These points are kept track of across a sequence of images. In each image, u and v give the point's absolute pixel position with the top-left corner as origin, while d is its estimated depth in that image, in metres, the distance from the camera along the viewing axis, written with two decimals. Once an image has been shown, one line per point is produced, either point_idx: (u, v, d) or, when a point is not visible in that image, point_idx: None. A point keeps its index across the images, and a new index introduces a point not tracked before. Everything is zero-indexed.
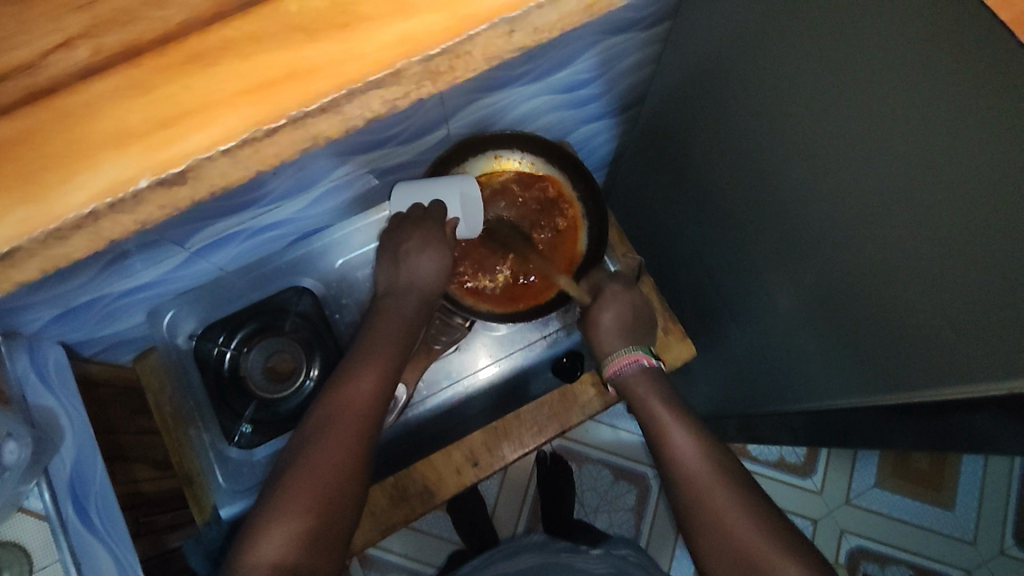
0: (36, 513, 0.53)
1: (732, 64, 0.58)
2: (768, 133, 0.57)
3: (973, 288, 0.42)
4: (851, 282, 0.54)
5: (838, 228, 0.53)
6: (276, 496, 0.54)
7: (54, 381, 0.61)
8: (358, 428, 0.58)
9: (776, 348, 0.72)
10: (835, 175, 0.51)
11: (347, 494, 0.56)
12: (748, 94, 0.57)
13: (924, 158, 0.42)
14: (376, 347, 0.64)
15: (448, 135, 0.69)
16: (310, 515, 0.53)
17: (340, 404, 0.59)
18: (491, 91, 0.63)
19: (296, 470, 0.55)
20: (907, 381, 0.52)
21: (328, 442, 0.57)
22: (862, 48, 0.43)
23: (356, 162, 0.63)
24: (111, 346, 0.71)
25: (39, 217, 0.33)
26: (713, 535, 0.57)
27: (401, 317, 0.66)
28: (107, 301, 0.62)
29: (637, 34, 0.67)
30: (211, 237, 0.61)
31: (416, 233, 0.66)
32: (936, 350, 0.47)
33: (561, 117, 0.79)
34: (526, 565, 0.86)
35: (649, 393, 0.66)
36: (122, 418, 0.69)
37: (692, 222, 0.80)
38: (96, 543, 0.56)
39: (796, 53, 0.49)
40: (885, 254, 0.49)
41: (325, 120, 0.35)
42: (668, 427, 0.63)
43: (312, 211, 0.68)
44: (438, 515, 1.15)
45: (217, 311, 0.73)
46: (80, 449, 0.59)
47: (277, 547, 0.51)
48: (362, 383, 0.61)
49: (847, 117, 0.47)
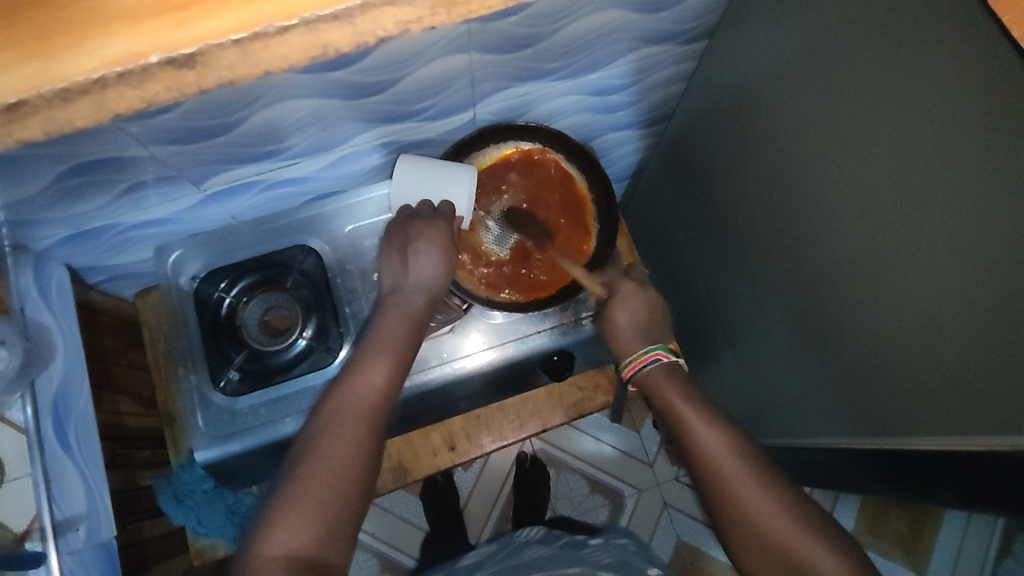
0: (16, 425, 0.55)
1: (759, 77, 0.59)
2: (781, 150, 0.58)
3: (961, 319, 0.43)
4: (845, 308, 0.54)
5: (844, 255, 0.52)
6: (290, 485, 0.53)
7: (54, 297, 0.62)
8: (364, 426, 0.57)
9: (767, 377, 0.71)
10: (838, 196, 0.51)
11: (355, 492, 0.55)
12: (768, 110, 0.58)
13: (921, 178, 0.43)
14: (385, 341, 0.62)
15: (474, 118, 0.69)
16: (323, 504, 0.53)
17: (347, 400, 0.58)
18: (524, 79, 0.64)
19: (312, 460, 0.54)
20: (898, 424, 0.51)
21: (338, 435, 0.56)
22: (870, 63, 0.45)
23: (382, 130, 0.64)
24: (116, 277, 0.72)
25: (46, 76, 0.34)
26: (754, 538, 0.53)
27: (410, 315, 0.64)
28: (119, 230, 0.64)
29: (674, 48, 0.68)
30: (228, 181, 0.63)
31: (421, 226, 0.65)
32: (940, 404, 0.46)
33: (590, 120, 0.78)
34: (534, 558, 0.82)
35: (666, 385, 0.61)
36: (116, 349, 0.70)
37: (702, 240, 0.79)
38: (66, 462, 0.57)
39: (815, 67, 0.51)
40: (880, 288, 0.49)
41: (337, 29, 0.37)
42: (687, 416, 0.59)
43: (331, 172, 0.68)
44: (408, 498, 1.16)
45: (223, 258, 0.70)
46: (68, 369, 0.60)
47: (292, 537, 0.51)
48: (366, 376, 0.59)
49: (850, 132, 0.48)
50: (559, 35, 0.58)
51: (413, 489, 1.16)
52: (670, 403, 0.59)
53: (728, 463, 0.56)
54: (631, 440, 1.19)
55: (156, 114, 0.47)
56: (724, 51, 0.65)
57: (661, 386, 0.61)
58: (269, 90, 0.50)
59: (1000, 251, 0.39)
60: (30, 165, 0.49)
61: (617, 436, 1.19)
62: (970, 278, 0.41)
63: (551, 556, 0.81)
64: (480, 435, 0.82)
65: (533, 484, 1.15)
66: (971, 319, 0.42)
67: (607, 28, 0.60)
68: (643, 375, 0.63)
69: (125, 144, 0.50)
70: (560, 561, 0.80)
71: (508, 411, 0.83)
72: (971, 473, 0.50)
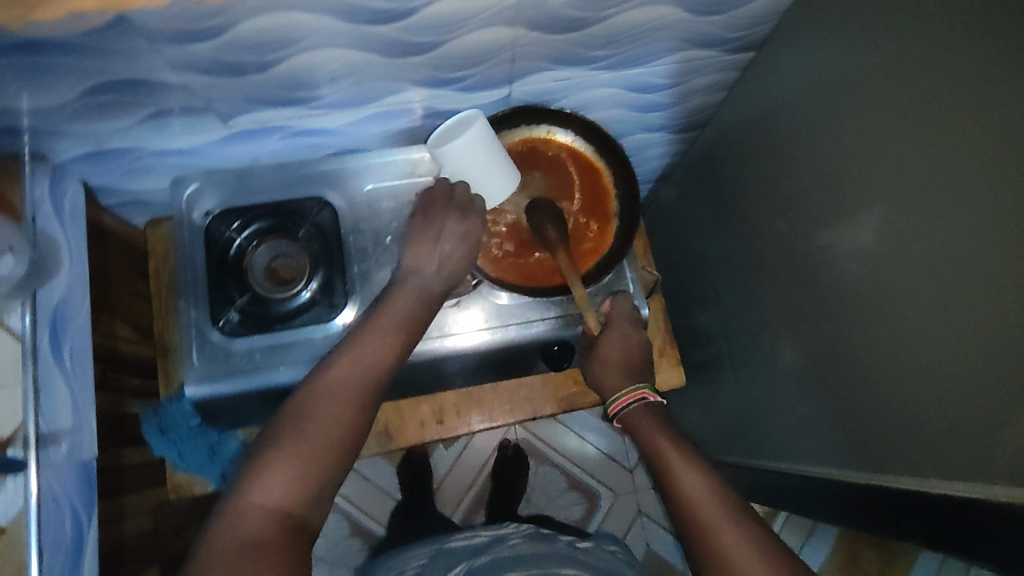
0: (11, 330, 0.53)
1: (797, 95, 0.58)
2: (809, 171, 0.57)
3: (964, 359, 0.42)
4: (850, 334, 0.53)
5: (858, 283, 0.52)
6: (276, 441, 0.51)
7: (66, 212, 0.62)
8: (361, 396, 0.55)
9: (766, 397, 0.71)
10: (858, 223, 0.51)
11: (343, 460, 0.52)
12: (802, 127, 0.58)
13: (943, 212, 0.42)
14: (389, 318, 0.60)
15: (509, 96, 0.68)
16: (311, 465, 0.50)
17: (349, 365, 0.56)
18: (565, 64, 0.63)
19: (301, 420, 0.52)
20: (903, 465, 0.50)
21: (331, 401, 0.53)
22: (908, 92, 0.44)
23: (418, 92, 0.63)
24: (130, 203, 0.72)
25: None
26: (713, 561, 0.51)
27: (424, 300, 0.63)
28: (139, 155, 0.63)
29: (721, 55, 0.67)
30: (255, 122, 0.62)
31: (446, 215, 0.65)
32: (959, 443, 0.44)
33: (626, 117, 0.77)
34: (527, 552, 0.77)
35: (650, 424, 0.62)
36: (119, 273, 0.71)
37: (717, 254, 0.78)
38: (57, 376, 0.57)
39: (853, 89, 0.50)
40: (889, 323, 0.48)
41: None
42: (667, 452, 0.59)
43: (358, 129, 0.68)
44: (386, 467, 1.16)
45: (239, 199, 0.69)
46: (70, 285, 0.60)
47: (276, 492, 0.49)
48: (371, 346, 0.57)
49: (876, 159, 0.48)
50: (607, 24, 0.57)
51: (393, 458, 1.16)
52: (655, 439, 0.60)
53: (702, 500, 0.54)
54: (614, 443, 1.19)
55: (192, 40, 0.47)
56: (770, 65, 0.64)
57: (644, 424, 0.63)
58: (309, 34, 0.49)
59: (1014, 298, 0.38)
60: (55, 72, 0.49)
61: (602, 437, 1.19)
62: (980, 322, 0.40)
63: (541, 554, 0.76)
64: (470, 413, 0.82)
65: (511, 473, 1.15)
66: (977, 364, 0.41)
67: (656, 24, 0.59)
68: (626, 411, 0.66)
69: (153, 67, 0.50)
70: (552, 559, 0.74)
71: (500, 393, 0.83)
72: (953, 529, 0.49)
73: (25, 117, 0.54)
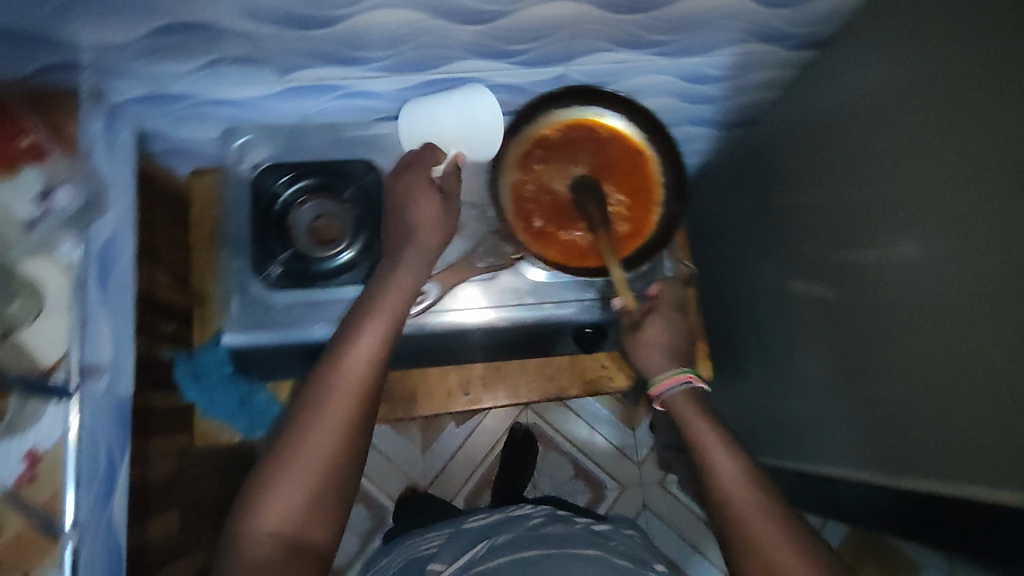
0: (62, 262, 0.54)
1: (853, 92, 0.58)
2: (856, 170, 0.57)
3: (993, 363, 0.42)
4: (887, 335, 0.53)
5: (898, 288, 0.51)
6: (274, 461, 0.49)
7: (117, 150, 0.63)
8: (356, 403, 0.51)
9: (794, 396, 0.70)
10: (903, 225, 0.51)
11: (344, 474, 0.50)
12: (855, 126, 0.57)
13: (986, 216, 0.42)
14: (378, 311, 0.55)
15: (564, 75, 0.67)
16: (312, 482, 0.48)
17: (339, 370, 0.52)
18: (626, 46, 0.63)
19: (297, 436, 0.50)
20: (931, 468, 0.50)
21: (325, 413, 0.50)
22: (963, 91, 0.44)
23: (477, 63, 0.63)
24: (178, 150, 0.72)
25: None
26: (742, 543, 0.52)
27: (403, 276, 0.58)
28: (194, 102, 0.64)
29: (780, 51, 0.67)
30: (311, 79, 0.62)
31: (425, 212, 0.61)
32: (984, 451, 0.44)
33: (675, 107, 0.76)
34: (551, 531, 0.78)
35: (691, 412, 0.59)
36: (163, 219, 0.71)
37: (754, 249, 0.78)
38: (102, 310, 0.58)
39: (909, 87, 0.50)
40: (942, 343, 0.47)
41: None
42: (706, 440, 0.57)
43: (410, 95, 0.68)
44: (397, 439, 1.16)
45: (289, 155, 0.69)
46: (119, 222, 0.61)
47: (277, 516, 0.47)
48: (358, 345, 0.53)
49: (926, 159, 0.48)
50: (676, 7, 0.57)
51: (406, 430, 1.17)
52: (696, 427, 0.58)
53: (736, 485, 0.54)
54: (625, 436, 1.20)
55: None
56: (832, 66, 0.63)
57: (686, 412, 0.59)
58: None
59: None
60: (127, 7, 0.49)
61: (612, 429, 1.20)
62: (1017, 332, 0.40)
63: (565, 534, 0.77)
64: (495, 387, 0.82)
65: (518, 457, 1.16)
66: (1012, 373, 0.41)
67: (722, 8, 0.59)
68: (667, 395, 0.61)
69: (222, 11, 0.50)
70: (575, 539, 0.76)
71: (528, 370, 0.83)
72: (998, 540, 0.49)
73: (89, 51, 0.54)
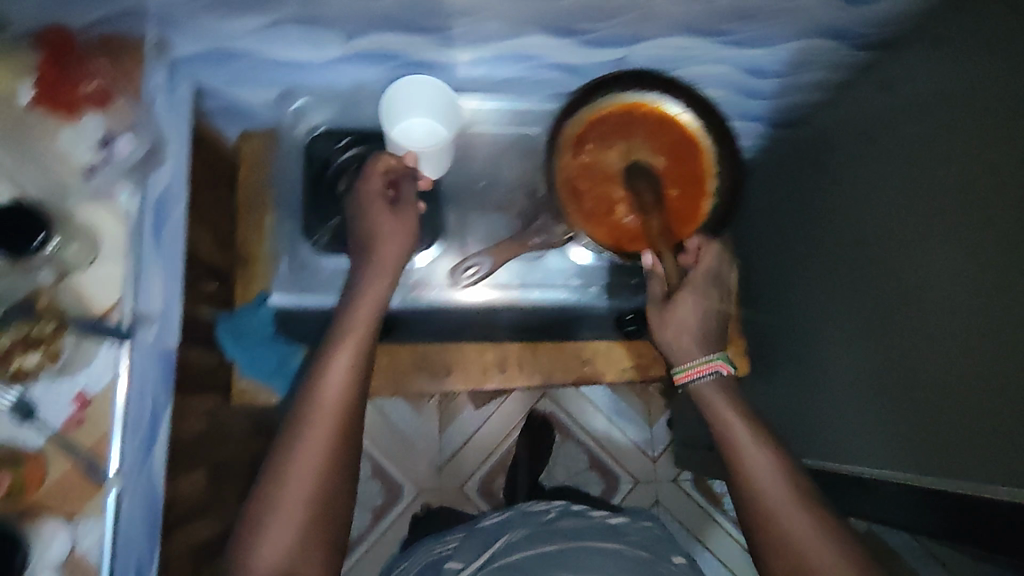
0: (118, 208, 0.55)
1: (922, 87, 0.57)
2: (919, 165, 0.56)
3: None
4: (944, 331, 0.52)
5: (963, 285, 0.51)
6: (263, 495, 0.49)
7: (174, 105, 0.62)
8: (338, 430, 0.51)
9: (825, 395, 0.69)
10: (979, 219, 0.50)
11: (337, 500, 0.51)
12: (921, 120, 0.56)
13: None
14: (349, 333, 0.54)
15: (624, 59, 0.67)
16: (306, 511, 0.49)
17: (317, 401, 0.51)
18: (693, 31, 0.62)
19: (283, 468, 0.50)
20: (985, 469, 0.48)
21: (306, 444, 0.50)
22: None
23: (542, 41, 0.62)
24: (228, 112, 0.72)
25: None
26: (775, 546, 0.52)
27: (373, 294, 0.56)
28: (254, 62, 0.64)
29: (843, 50, 0.67)
30: (375, 45, 0.62)
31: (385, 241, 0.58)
32: None
33: (729, 102, 0.76)
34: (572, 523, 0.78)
35: (722, 406, 0.57)
36: (210, 178, 0.71)
37: (787, 243, 0.77)
38: (154, 261, 0.58)
39: (994, 80, 0.49)
40: (1005, 358, 0.47)
41: None
42: (740, 437, 0.56)
43: (468, 70, 0.67)
44: (417, 418, 1.16)
45: (343, 118, 0.73)
46: (175, 174, 0.61)
47: (275, 550, 0.47)
48: (333, 374, 0.52)
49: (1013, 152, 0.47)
50: None
51: (424, 411, 1.17)
52: (727, 425, 0.56)
53: (769, 485, 0.54)
54: (642, 431, 1.20)
55: None
56: (897, 66, 0.62)
57: (715, 406, 0.58)
58: None
59: None
60: None
61: (630, 423, 1.20)
62: None
63: (585, 526, 0.78)
64: None
65: (533, 442, 1.17)
66: None
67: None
68: (694, 384, 0.59)
69: None
70: (595, 532, 0.77)
71: None
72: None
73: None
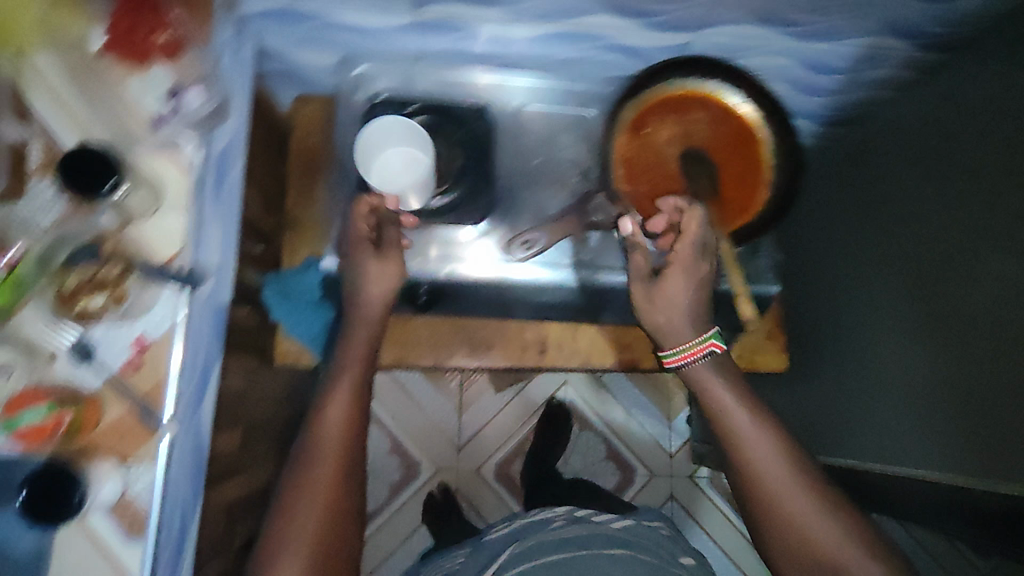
0: (182, 159, 0.55)
1: (983, 76, 0.55)
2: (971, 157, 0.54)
3: None
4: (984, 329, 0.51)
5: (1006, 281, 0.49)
6: (273, 529, 0.51)
7: (242, 59, 0.61)
8: (343, 459, 0.53)
9: (855, 388, 0.68)
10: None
11: (346, 526, 0.52)
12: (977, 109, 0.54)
13: None
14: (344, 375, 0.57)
15: (688, 44, 0.67)
16: (318, 537, 0.51)
17: (317, 438, 0.54)
18: (764, 19, 0.62)
19: (291, 502, 0.52)
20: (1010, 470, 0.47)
21: (312, 476, 0.52)
22: None
23: (609, 21, 0.63)
24: (288, 75, 0.72)
25: None
26: (785, 535, 0.53)
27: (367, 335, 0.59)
28: (321, 24, 0.64)
29: (908, 49, 0.67)
30: (444, 14, 0.62)
31: (376, 285, 0.61)
32: None
33: (786, 95, 0.75)
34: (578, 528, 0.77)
35: (710, 385, 0.58)
36: (267, 140, 0.71)
37: (827, 231, 0.74)
38: (209, 214, 0.56)
39: None
40: None
41: None
42: (738, 423, 0.56)
43: (532, 47, 0.68)
44: (438, 398, 1.17)
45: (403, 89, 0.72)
46: (238, 128, 0.59)
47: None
48: (331, 413, 0.55)
49: None
50: None
51: (446, 390, 1.17)
52: (717, 403, 0.57)
53: (770, 471, 0.54)
54: (661, 426, 1.20)
55: None
56: (966, 55, 0.60)
57: (708, 388, 0.58)
58: None
59: None
60: None
61: (650, 417, 1.20)
62: None
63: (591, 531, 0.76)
64: None
65: (553, 430, 1.17)
66: None
67: None
68: (688, 368, 0.59)
69: None
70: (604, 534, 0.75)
71: None
72: None
73: None
